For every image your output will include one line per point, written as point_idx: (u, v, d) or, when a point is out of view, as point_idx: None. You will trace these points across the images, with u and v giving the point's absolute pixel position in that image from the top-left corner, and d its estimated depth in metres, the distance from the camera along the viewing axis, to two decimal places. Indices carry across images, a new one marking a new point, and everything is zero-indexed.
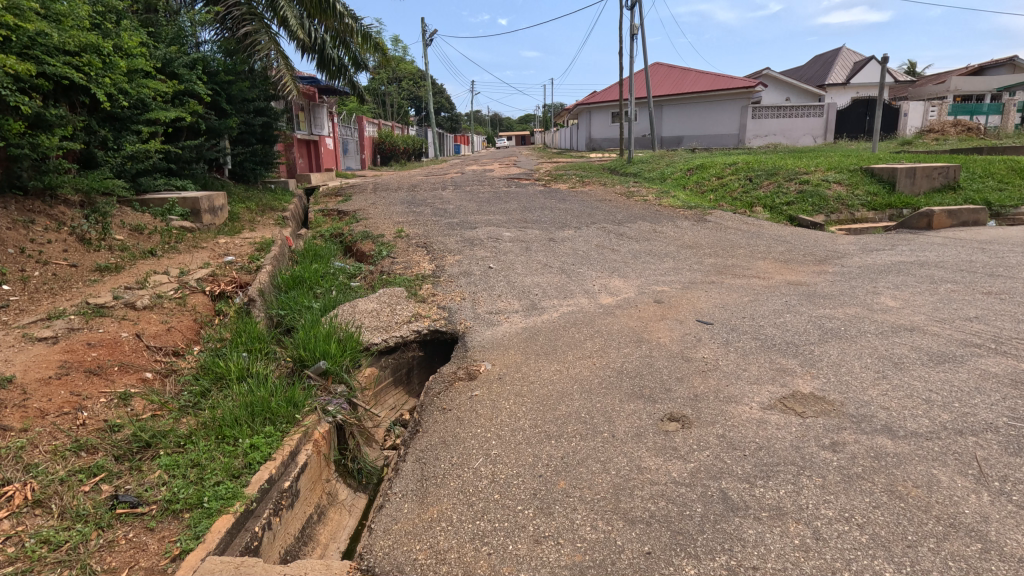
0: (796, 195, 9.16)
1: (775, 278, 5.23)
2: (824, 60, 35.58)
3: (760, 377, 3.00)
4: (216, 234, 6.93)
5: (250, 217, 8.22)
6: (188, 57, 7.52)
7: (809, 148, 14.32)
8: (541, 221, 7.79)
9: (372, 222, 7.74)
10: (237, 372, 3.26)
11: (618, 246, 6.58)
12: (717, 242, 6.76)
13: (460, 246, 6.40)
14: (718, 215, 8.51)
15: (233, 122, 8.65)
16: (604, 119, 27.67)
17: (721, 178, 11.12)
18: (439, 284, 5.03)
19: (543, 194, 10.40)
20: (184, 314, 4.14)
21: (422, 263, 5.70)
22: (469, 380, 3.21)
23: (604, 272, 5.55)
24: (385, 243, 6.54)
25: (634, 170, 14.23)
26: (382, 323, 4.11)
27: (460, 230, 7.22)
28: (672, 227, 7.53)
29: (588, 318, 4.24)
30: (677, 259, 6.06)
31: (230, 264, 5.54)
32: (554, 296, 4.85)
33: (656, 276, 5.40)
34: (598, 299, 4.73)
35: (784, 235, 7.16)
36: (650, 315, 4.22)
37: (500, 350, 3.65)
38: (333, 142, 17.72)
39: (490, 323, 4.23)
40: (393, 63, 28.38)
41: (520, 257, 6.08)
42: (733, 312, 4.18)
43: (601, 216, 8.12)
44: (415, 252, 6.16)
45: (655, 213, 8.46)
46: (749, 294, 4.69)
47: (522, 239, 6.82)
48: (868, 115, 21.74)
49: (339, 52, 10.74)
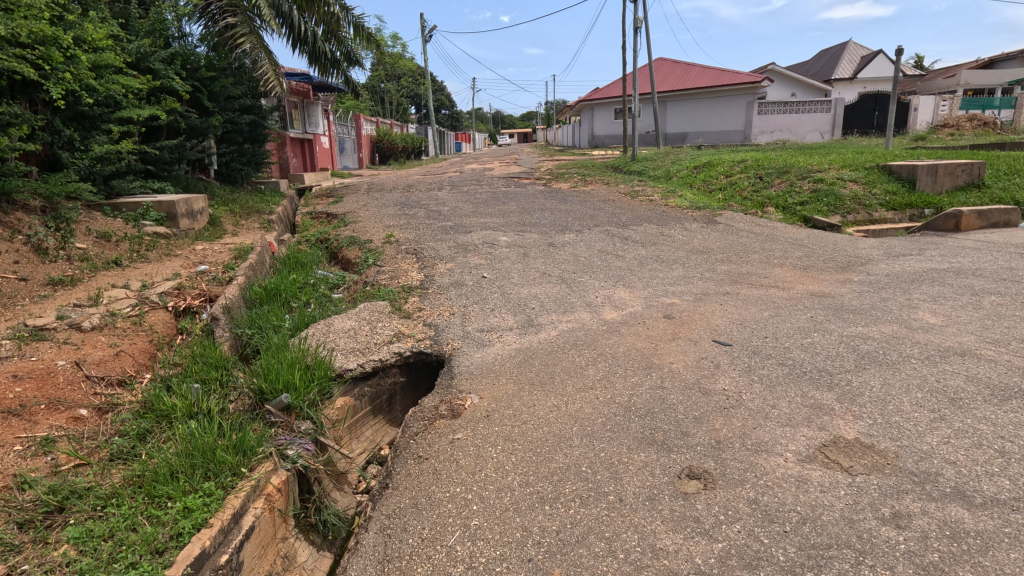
0: (809, 194, 8.68)
1: (795, 288, 4.77)
2: (831, 55, 34.97)
3: (793, 416, 2.55)
4: (193, 240, 6.50)
5: (233, 221, 7.79)
6: (165, 51, 7.09)
7: (820, 144, 13.82)
8: (541, 224, 7.35)
9: (361, 225, 7.31)
10: (186, 409, 2.83)
11: (623, 252, 6.13)
12: (729, 246, 6.31)
13: (452, 253, 5.95)
14: (729, 216, 8.03)
15: (216, 121, 8.22)
16: (607, 116, 27.17)
17: (729, 176, 10.65)
18: (427, 297, 4.58)
19: (543, 194, 9.95)
20: (139, 336, 3.70)
21: (410, 272, 5.27)
22: (452, 419, 2.77)
23: (608, 282, 5.10)
24: (372, 249, 6.10)
25: (638, 168, 13.78)
26: (360, 344, 3.67)
27: (454, 234, 6.77)
28: (681, 230, 7.08)
29: (590, 337, 3.79)
30: (687, 266, 5.60)
31: (201, 275, 5.12)
32: (553, 310, 4.40)
33: (665, 287, 4.95)
34: (600, 314, 4.29)
35: (800, 238, 6.70)
36: (658, 334, 3.78)
37: (489, 377, 3.21)
38: (329, 142, 17.31)
39: (481, 343, 3.78)
40: (391, 60, 27.93)
41: (517, 264, 5.63)
42: (753, 330, 3.73)
43: (604, 218, 7.66)
44: (403, 259, 5.72)
45: (662, 215, 8.00)
46: (770, 308, 4.23)
47: (520, 244, 6.38)
48: (877, 110, 21.23)
49: (330, 46, 10.27)
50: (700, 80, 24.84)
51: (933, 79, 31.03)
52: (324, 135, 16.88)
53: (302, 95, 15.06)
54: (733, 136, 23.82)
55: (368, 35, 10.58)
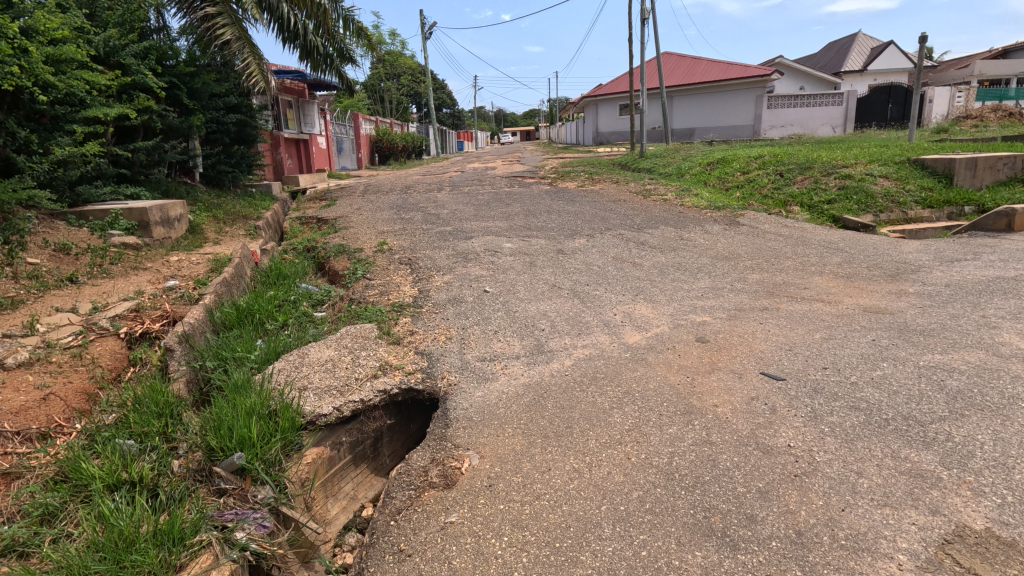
0: (836, 192, 8.06)
1: (844, 301, 4.15)
2: (839, 47, 34.17)
3: (891, 490, 1.94)
4: (168, 251, 5.93)
5: (216, 228, 7.23)
6: (137, 44, 6.55)
7: (838, 139, 13.17)
8: (548, 227, 6.76)
9: (352, 231, 6.73)
10: (109, 478, 2.25)
11: (641, 259, 5.52)
12: (757, 251, 5.69)
13: (451, 262, 5.36)
14: (751, 216, 7.42)
15: (197, 120, 7.66)
16: (611, 112, 26.52)
17: (746, 173, 10.04)
18: (420, 318, 3.99)
19: (549, 194, 9.37)
20: (76, 373, 3.12)
21: (402, 286, 4.68)
22: (445, 491, 2.18)
23: (626, 296, 4.51)
24: (362, 259, 5.52)
25: (647, 165, 13.16)
26: (338, 381, 3.08)
27: (453, 240, 6.18)
28: (701, 232, 6.46)
29: (612, 368, 3.19)
30: (714, 276, 4.99)
31: (168, 292, 4.54)
32: (566, 331, 3.81)
33: (693, 301, 4.35)
34: (622, 335, 3.70)
35: (834, 240, 6.08)
36: (694, 364, 3.17)
37: (493, 427, 2.61)
38: (325, 142, 16.74)
39: (482, 377, 3.19)
40: (391, 58, 27.42)
41: (523, 275, 5.03)
42: (807, 358, 3.13)
43: (616, 221, 7.06)
44: (396, 270, 5.13)
45: (679, 216, 7.38)
46: (821, 327, 3.62)
47: (526, 251, 5.78)
48: (890, 103, 20.55)
49: (322, 40, 9.69)
50: (708, 74, 24.16)
51: (946, 71, 30.22)
52: (321, 135, 16.34)
53: (297, 93, 14.51)
54: (742, 131, 23.13)
55: (361, 29, 10.01)
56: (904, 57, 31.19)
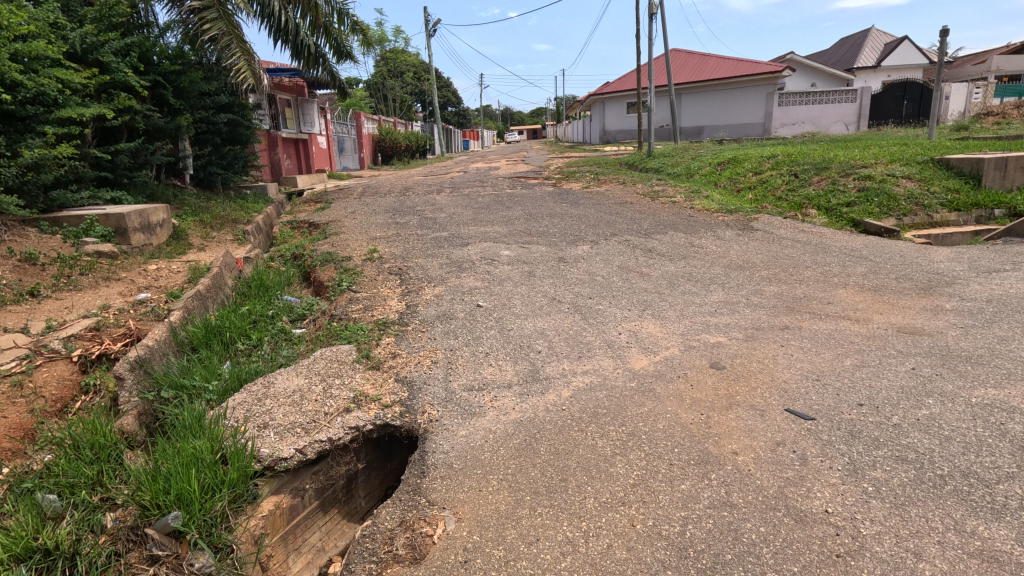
0: (855, 194, 7.63)
1: (874, 319, 3.74)
2: (852, 42, 33.47)
3: None
4: (147, 260, 5.61)
5: (202, 234, 6.91)
6: (118, 41, 6.24)
7: (853, 137, 12.70)
8: (549, 233, 6.39)
9: (343, 237, 6.39)
10: (15, 546, 1.91)
11: (649, 268, 5.13)
12: (774, 260, 5.29)
13: (444, 272, 5.00)
14: (765, 220, 7.01)
15: (185, 120, 7.34)
16: (618, 110, 26.04)
17: (758, 174, 9.61)
18: (405, 338, 3.63)
19: (552, 196, 9.00)
20: (13, 406, 2.77)
21: (389, 300, 4.33)
22: (413, 569, 1.83)
23: (632, 312, 4.13)
24: (349, 269, 5.16)
25: (655, 165, 12.75)
26: (304, 416, 2.72)
27: (448, 247, 5.82)
28: (712, 238, 6.07)
29: (615, 402, 2.81)
30: (727, 288, 4.60)
31: (137, 307, 4.22)
32: (564, 354, 3.43)
33: (705, 318, 3.97)
34: (627, 360, 3.32)
35: (856, 248, 5.67)
36: (709, 398, 2.78)
37: (475, 479, 2.25)
38: (325, 141, 16.45)
39: (467, 411, 2.82)
40: (395, 56, 27.09)
41: (521, 287, 4.66)
42: (840, 391, 2.74)
43: (622, 226, 6.67)
44: (384, 281, 4.77)
45: (689, 220, 6.98)
46: (851, 351, 3.23)
47: (525, 259, 5.41)
48: (906, 99, 19.93)
49: (316, 36, 9.36)
50: (717, 71, 23.64)
51: (962, 67, 29.52)
52: (321, 135, 16.06)
53: (296, 91, 14.16)
54: (752, 129, 22.63)
55: (357, 24, 9.65)
56: (918, 53, 30.50)
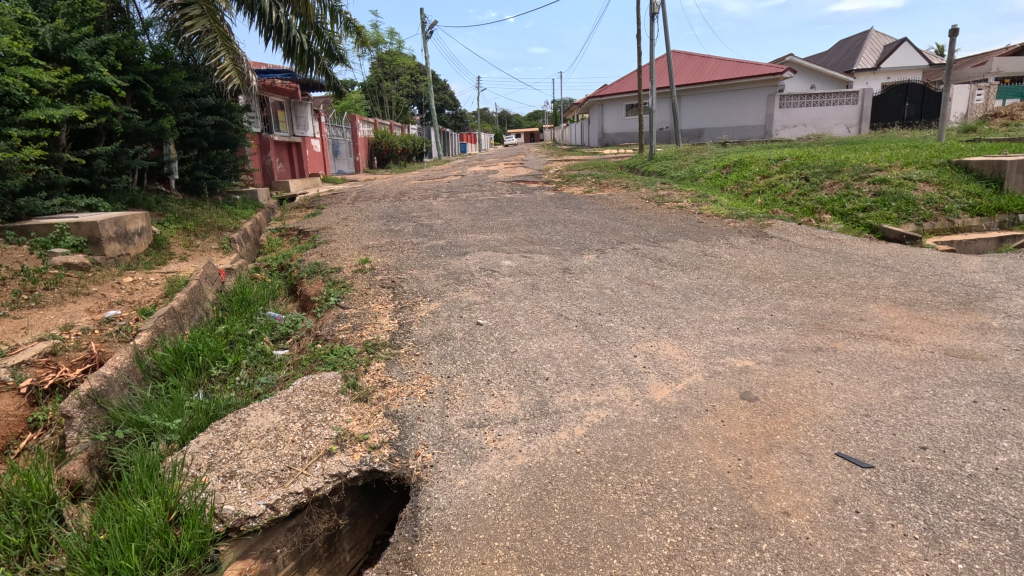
0: (871, 198, 7.29)
1: (915, 340, 3.39)
2: (851, 44, 33.29)
3: None
4: (122, 272, 5.24)
5: (185, 243, 6.54)
6: (93, 39, 5.85)
7: (861, 139, 12.39)
8: (552, 240, 6.04)
9: (333, 246, 6.02)
10: None
11: (661, 280, 4.78)
12: (794, 270, 4.94)
13: (441, 285, 4.64)
14: (779, 226, 6.67)
15: (167, 123, 6.97)
16: (617, 112, 25.75)
17: (767, 177, 9.29)
18: (396, 363, 3.26)
19: (554, 201, 8.66)
20: None
21: (381, 317, 3.96)
22: None
23: (647, 331, 3.78)
24: (338, 281, 4.79)
25: (657, 168, 12.43)
26: (278, 462, 2.35)
27: (445, 257, 5.46)
28: (725, 247, 5.72)
29: (637, 443, 2.45)
30: (748, 302, 4.25)
31: (103, 326, 3.84)
32: (574, 382, 3.07)
33: (728, 338, 3.61)
34: (645, 389, 2.96)
35: (880, 256, 5.33)
36: (745, 438, 2.42)
37: (478, 549, 1.90)
38: (319, 145, 16.08)
39: (467, 453, 2.45)
40: (391, 58, 26.78)
41: (524, 302, 4.29)
42: (895, 430, 2.39)
43: (629, 233, 6.32)
44: (375, 296, 4.40)
45: (698, 226, 6.63)
46: (898, 379, 2.87)
47: (527, 270, 5.04)
48: (907, 101, 19.62)
49: (308, 35, 9.02)
50: (717, 72, 23.36)
51: (962, 69, 29.31)
52: (314, 138, 15.69)
53: (289, 93, 13.80)
54: (753, 131, 22.34)
55: (350, 21, 9.28)
56: (918, 55, 30.29)
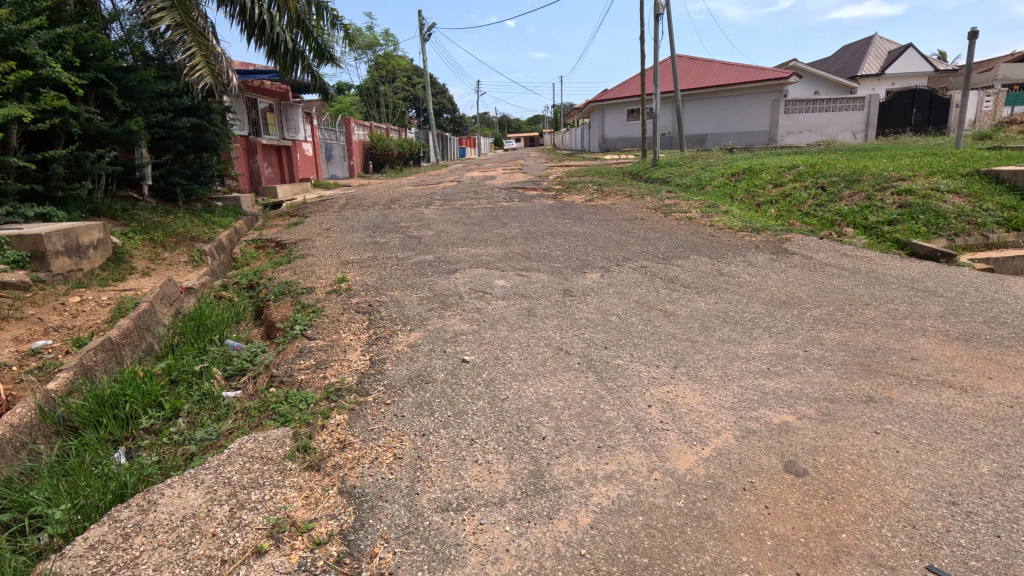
0: (896, 210, 6.75)
1: (986, 389, 2.84)
2: (854, 50, 32.87)
3: None
4: (69, 291, 4.68)
5: (150, 256, 5.98)
6: (47, 31, 5.27)
7: (875, 146, 11.87)
8: (551, 256, 5.49)
9: (309, 261, 5.47)
10: None
11: (674, 305, 4.23)
12: (824, 294, 4.40)
13: (425, 310, 4.08)
14: (799, 240, 6.14)
15: (134, 124, 6.43)
16: (618, 117, 25.27)
17: (779, 186, 8.77)
18: (361, 416, 2.69)
19: (553, 210, 8.12)
20: None
21: (351, 352, 3.40)
22: None
23: (662, 371, 3.22)
24: (308, 304, 4.24)
25: (661, 175, 11.91)
26: (187, 571, 1.78)
27: (432, 275, 4.91)
28: (743, 265, 5.18)
29: (660, 543, 1.89)
30: (776, 334, 3.70)
31: (24, 360, 3.27)
32: (577, 443, 2.50)
33: (759, 382, 3.05)
34: (664, 454, 2.40)
35: (917, 277, 4.79)
36: (801, 538, 1.86)
37: None
38: (311, 149, 15.56)
39: (437, 554, 1.89)
40: (389, 62, 26.38)
41: (519, 332, 3.74)
42: (997, 532, 1.83)
43: (636, 247, 5.78)
44: (347, 324, 3.85)
45: (711, 241, 6.08)
46: (980, 446, 2.32)
47: (523, 292, 4.49)
48: (914, 107, 19.18)
49: (293, 33, 8.56)
50: (721, 76, 22.90)
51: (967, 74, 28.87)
52: (306, 142, 15.19)
53: (280, 95, 13.27)
54: (757, 137, 21.85)
55: (337, 18, 8.77)
56: (923, 61, 29.85)
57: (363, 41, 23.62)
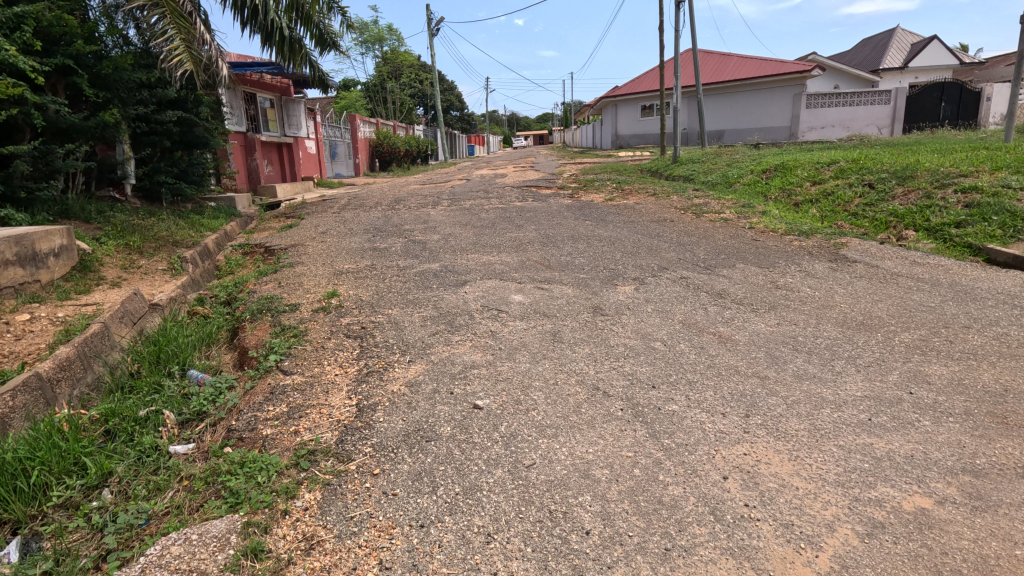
0: (963, 210, 5.95)
1: None
2: (875, 43, 31.79)
3: None
4: (17, 306, 4.02)
5: (123, 263, 5.33)
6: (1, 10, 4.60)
7: (915, 141, 11.00)
8: (574, 264, 4.79)
9: (298, 270, 4.79)
10: None
11: (729, 328, 3.50)
12: (908, 313, 3.65)
13: (428, 333, 3.38)
14: (856, 245, 5.38)
15: (108, 117, 5.80)
16: (632, 113, 24.47)
17: (819, 183, 7.99)
18: (338, 496, 2.00)
19: (571, 210, 7.42)
20: None
21: (334, 393, 2.71)
22: None
23: (732, 423, 2.50)
24: (290, 326, 3.55)
25: (683, 173, 11.16)
26: None
27: (437, 289, 4.20)
28: (799, 276, 4.44)
29: None
30: (865, 369, 2.96)
31: None
32: (634, 543, 1.80)
33: (864, 442, 2.31)
34: (763, 566, 1.69)
35: (1014, 290, 4.03)
36: None
37: None
38: (314, 146, 14.96)
39: None
40: (396, 57, 25.75)
41: (543, 364, 3.03)
42: None
43: (671, 254, 5.05)
44: (334, 353, 3.16)
45: (756, 246, 5.34)
46: None
47: (545, 310, 3.79)
48: (943, 100, 18.23)
49: (289, 19, 7.90)
50: (740, 70, 22.04)
51: (995, 66, 27.70)
52: (309, 139, 14.58)
53: (281, 90, 12.64)
54: (779, 132, 20.97)
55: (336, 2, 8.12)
56: (949, 54, 28.72)
57: (370, 35, 23.07)
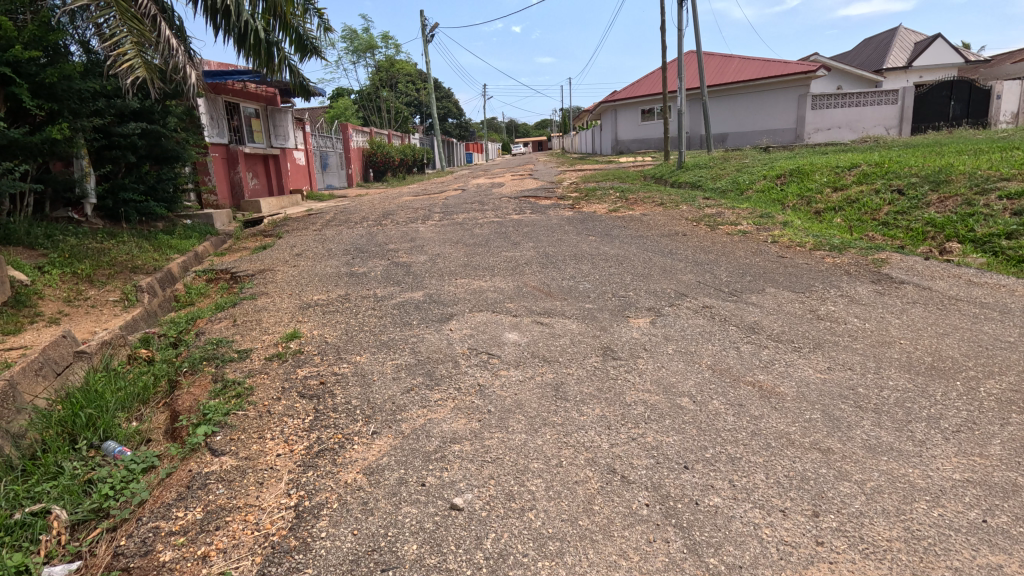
0: (1012, 219, 5.30)
1: None
2: (878, 42, 31.25)
3: None
4: None
5: (67, 295, 4.70)
6: None
7: (934, 142, 10.36)
8: (578, 290, 4.15)
9: (261, 303, 4.17)
10: None
11: (771, 376, 2.85)
12: (986, 353, 3.01)
13: (400, 391, 2.74)
14: (897, 261, 4.74)
15: (54, 129, 5.19)
16: (632, 117, 23.91)
17: (840, 188, 7.36)
18: None
19: (573, 224, 6.79)
20: None
21: (270, 487, 2.06)
22: None
23: (798, 528, 1.84)
24: (235, 380, 2.92)
25: (690, 179, 10.53)
26: None
27: (417, 326, 3.56)
28: (841, 302, 3.79)
29: None
30: (955, 435, 2.32)
31: None
32: None
33: (990, 564, 1.66)
34: None
35: None
36: None
37: None
38: (303, 157, 14.39)
39: None
40: (391, 65, 25.23)
41: (543, 435, 2.38)
42: None
43: (688, 276, 4.41)
44: (281, 420, 2.52)
45: (784, 265, 4.69)
46: None
47: (544, 353, 3.16)
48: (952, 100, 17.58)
49: (264, 21, 7.30)
50: (743, 72, 21.49)
51: (1002, 63, 27.13)
52: (297, 150, 14.00)
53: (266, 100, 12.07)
54: (784, 134, 20.38)
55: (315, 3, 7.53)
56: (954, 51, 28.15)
57: (360, 44, 22.58)
